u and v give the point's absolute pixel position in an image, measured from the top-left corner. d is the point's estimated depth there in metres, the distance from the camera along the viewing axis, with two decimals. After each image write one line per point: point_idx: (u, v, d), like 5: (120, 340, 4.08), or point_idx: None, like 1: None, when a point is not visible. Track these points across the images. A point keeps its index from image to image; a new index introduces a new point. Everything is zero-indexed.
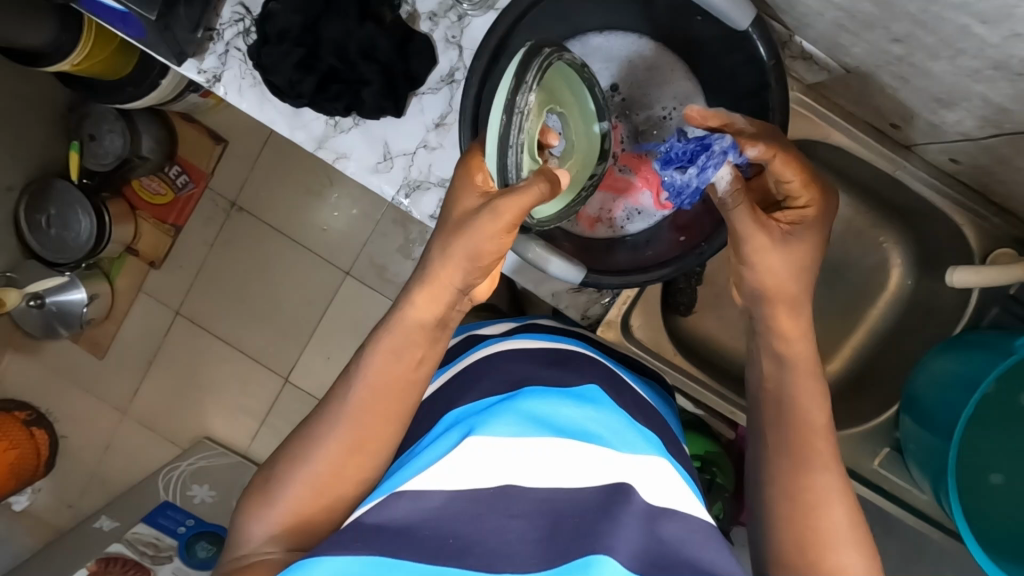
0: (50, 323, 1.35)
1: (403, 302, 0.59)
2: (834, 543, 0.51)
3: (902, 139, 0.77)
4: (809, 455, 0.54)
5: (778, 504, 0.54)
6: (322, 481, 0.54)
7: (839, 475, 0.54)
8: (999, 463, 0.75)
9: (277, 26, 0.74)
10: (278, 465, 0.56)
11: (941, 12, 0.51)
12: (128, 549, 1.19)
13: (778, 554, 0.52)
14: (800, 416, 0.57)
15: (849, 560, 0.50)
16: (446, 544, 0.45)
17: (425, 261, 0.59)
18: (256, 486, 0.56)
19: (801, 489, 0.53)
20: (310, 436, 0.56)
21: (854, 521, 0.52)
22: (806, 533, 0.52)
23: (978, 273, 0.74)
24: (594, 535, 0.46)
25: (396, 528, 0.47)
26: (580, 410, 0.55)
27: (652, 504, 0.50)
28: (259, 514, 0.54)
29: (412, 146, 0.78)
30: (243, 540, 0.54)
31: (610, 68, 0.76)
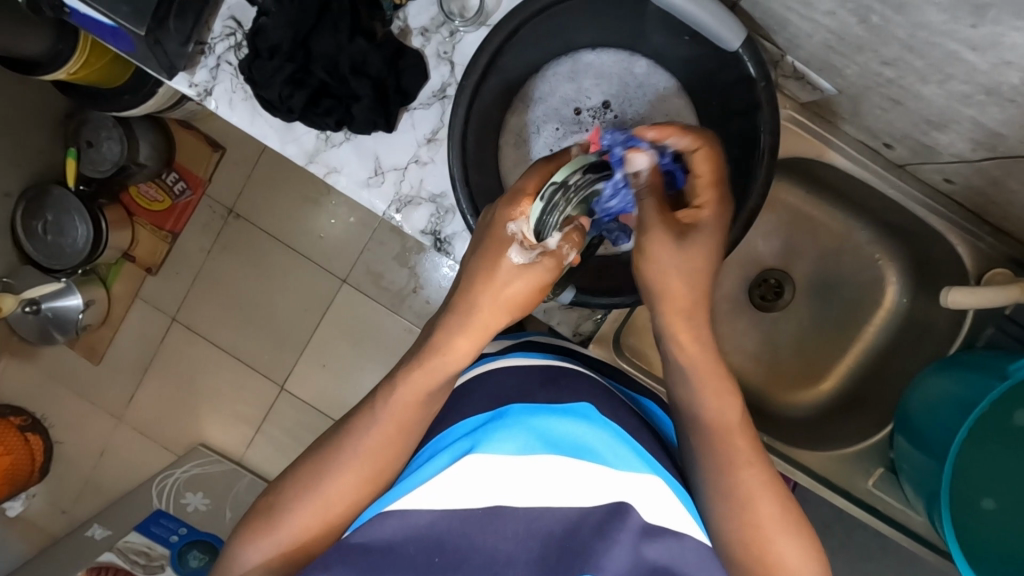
0: (45, 328, 1.34)
1: (443, 346, 0.57)
2: (773, 535, 0.53)
3: (895, 159, 0.77)
4: (728, 451, 0.56)
5: (711, 500, 0.55)
6: (325, 510, 0.55)
7: (761, 467, 0.55)
8: (992, 488, 0.75)
9: (269, 40, 0.73)
10: (281, 491, 0.56)
11: (930, 37, 0.51)
12: (120, 558, 1.18)
13: (724, 539, 0.54)
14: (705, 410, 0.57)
15: (787, 547, 0.53)
16: (433, 562, 0.47)
17: (467, 302, 0.56)
18: (260, 510, 0.56)
19: (730, 486, 0.54)
20: (321, 461, 0.56)
21: (784, 508, 0.54)
22: (748, 532, 0.53)
23: (972, 294, 0.73)
24: (580, 556, 0.47)
25: (385, 547, 0.48)
26: (574, 424, 0.52)
27: (651, 522, 0.49)
28: (263, 535, 0.54)
29: (403, 162, 0.77)
30: (247, 562, 0.54)
31: (601, 85, 0.74)
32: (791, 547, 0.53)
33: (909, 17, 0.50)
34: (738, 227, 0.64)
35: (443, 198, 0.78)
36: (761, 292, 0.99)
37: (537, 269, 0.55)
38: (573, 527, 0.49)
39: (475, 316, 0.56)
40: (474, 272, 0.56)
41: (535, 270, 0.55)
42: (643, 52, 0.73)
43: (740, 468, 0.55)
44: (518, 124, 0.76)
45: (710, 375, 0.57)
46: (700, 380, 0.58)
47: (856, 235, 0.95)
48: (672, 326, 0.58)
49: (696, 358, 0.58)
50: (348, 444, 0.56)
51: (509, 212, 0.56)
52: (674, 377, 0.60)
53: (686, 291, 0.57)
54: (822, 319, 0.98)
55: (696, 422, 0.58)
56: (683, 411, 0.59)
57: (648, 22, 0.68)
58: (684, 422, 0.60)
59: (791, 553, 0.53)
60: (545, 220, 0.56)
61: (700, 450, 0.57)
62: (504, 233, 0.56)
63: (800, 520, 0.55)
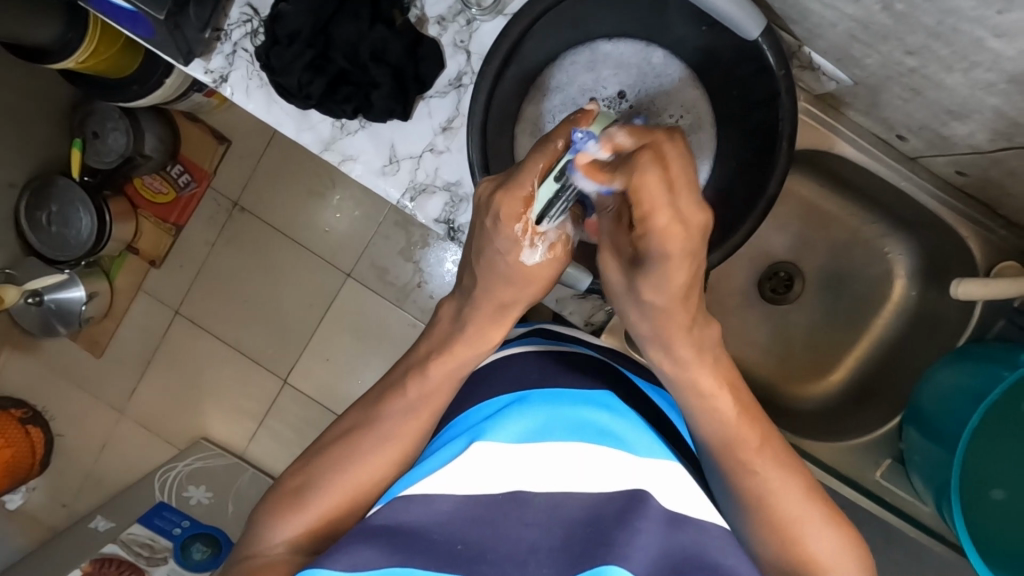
0: (48, 321, 1.33)
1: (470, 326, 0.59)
2: (803, 532, 0.54)
3: (909, 151, 0.78)
4: (744, 461, 0.55)
5: (733, 505, 0.56)
6: (355, 488, 0.55)
7: (779, 465, 0.55)
8: (1002, 480, 0.75)
9: (288, 27, 0.73)
10: (311, 472, 0.56)
11: (956, 24, 0.51)
12: (123, 550, 1.18)
13: (760, 545, 0.55)
14: (713, 425, 0.56)
15: (821, 539, 0.54)
16: (455, 550, 0.46)
17: (494, 302, 0.58)
18: (286, 491, 0.56)
19: (758, 494, 0.54)
20: (347, 446, 0.57)
21: (810, 500, 0.55)
22: (779, 535, 0.54)
23: (985, 286, 0.74)
24: (607, 542, 0.45)
25: (407, 532, 0.47)
26: (594, 412, 0.52)
27: (672, 510, 0.49)
28: (287, 517, 0.54)
29: (418, 150, 0.78)
30: (267, 541, 0.54)
31: (618, 75, 0.74)
32: (824, 543, 0.54)
33: (937, 4, 0.50)
34: (756, 214, 0.66)
35: (458, 187, 0.78)
36: (771, 286, 1.00)
37: (548, 264, 0.56)
38: (596, 516, 0.48)
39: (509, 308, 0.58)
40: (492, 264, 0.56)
41: (547, 261, 0.56)
42: (660, 43, 0.73)
43: (766, 472, 0.55)
44: (535, 113, 0.76)
45: (715, 390, 0.55)
46: (704, 399, 0.55)
47: (866, 229, 0.95)
48: (671, 343, 0.54)
49: (702, 374, 0.55)
50: (378, 425, 0.57)
51: (512, 218, 0.52)
52: (681, 403, 0.57)
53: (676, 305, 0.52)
54: (831, 313, 0.99)
55: (708, 438, 0.56)
56: (689, 425, 0.58)
57: (667, 11, 0.69)
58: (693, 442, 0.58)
59: (826, 549, 0.53)
60: (549, 216, 0.53)
61: (714, 461, 0.57)
62: (512, 237, 0.53)
63: (825, 504, 0.55)
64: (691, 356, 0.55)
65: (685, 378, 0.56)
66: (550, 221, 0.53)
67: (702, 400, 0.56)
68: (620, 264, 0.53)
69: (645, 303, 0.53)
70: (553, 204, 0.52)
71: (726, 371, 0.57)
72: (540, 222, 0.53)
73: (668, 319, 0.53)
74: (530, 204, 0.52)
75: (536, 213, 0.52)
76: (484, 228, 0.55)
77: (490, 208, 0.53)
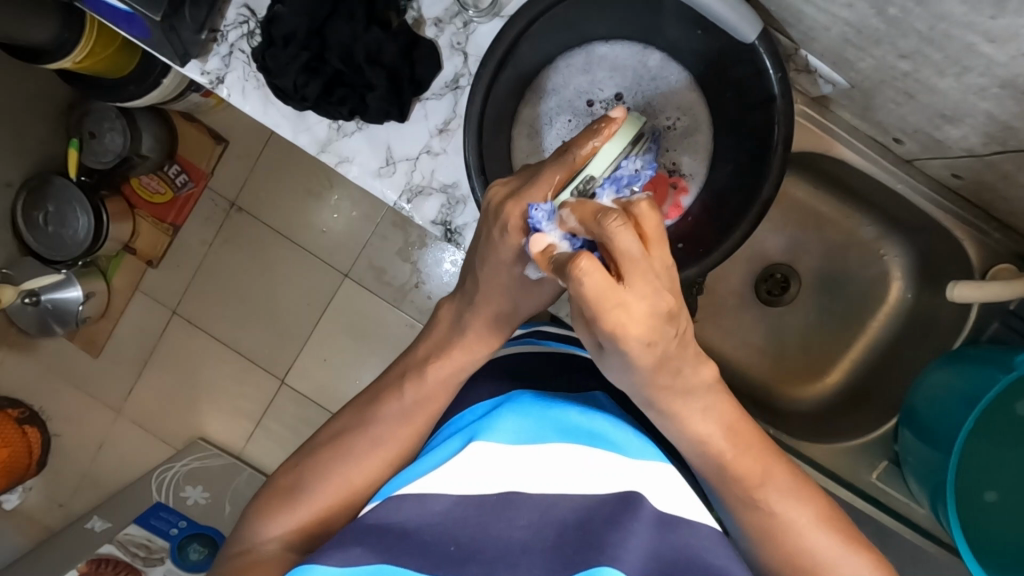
0: (44, 321, 1.32)
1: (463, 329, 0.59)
2: (824, 561, 0.51)
3: (904, 154, 0.78)
4: (752, 499, 0.52)
5: (748, 539, 0.53)
6: (348, 488, 0.55)
7: (789, 494, 0.52)
8: (995, 481, 0.76)
9: (284, 29, 0.74)
10: (304, 470, 0.57)
11: (949, 29, 0.51)
12: (119, 550, 1.18)
13: (778, 575, 0.52)
14: (712, 470, 0.52)
15: (842, 565, 0.51)
16: (448, 551, 0.46)
17: (491, 306, 0.58)
18: (280, 489, 0.56)
19: (772, 526, 0.52)
20: (339, 445, 0.57)
21: (828, 524, 0.52)
22: (796, 566, 0.51)
23: (979, 288, 0.74)
24: (600, 543, 0.45)
25: (399, 532, 0.47)
26: (586, 416, 0.53)
27: (664, 511, 0.49)
28: (278, 516, 0.55)
29: (414, 152, 0.78)
30: (258, 539, 0.54)
31: (614, 77, 0.74)
32: (847, 564, 0.51)
33: (929, 9, 0.51)
34: (751, 217, 0.65)
35: (455, 188, 0.78)
36: (767, 287, 1.01)
37: (552, 277, 0.57)
38: (590, 517, 0.47)
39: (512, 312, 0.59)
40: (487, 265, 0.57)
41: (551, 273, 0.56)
42: (656, 45, 0.73)
43: (778, 502, 0.52)
44: (531, 115, 0.76)
45: (716, 434, 0.51)
46: (703, 446, 0.51)
47: (862, 232, 0.95)
48: (656, 398, 0.48)
49: (699, 422, 0.50)
50: (371, 427, 0.57)
51: (522, 230, 0.53)
52: (678, 446, 0.53)
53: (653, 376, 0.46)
54: (827, 315, 0.99)
55: (716, 477, 0.52)
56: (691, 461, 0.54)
57: (664, 13, 0.69)
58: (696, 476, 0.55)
59: (849, 570, 0.51)
60: None
61: (721, 497, 0.53)
62: (520, 246, 0.54)
63: (844, 527, 0.53)
64: (690, 406, 0.50)
65: (688, 431, 0.51)
66: None
67: (706, 449, 0.51)
68: (602, 321, 0.48)
69: (635, 366, 0.47)
70: None
71: (722, 406, 0.51)
72: None
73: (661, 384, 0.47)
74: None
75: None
76: (491, 238, 0.55)
77: (500, 217, 0.54)
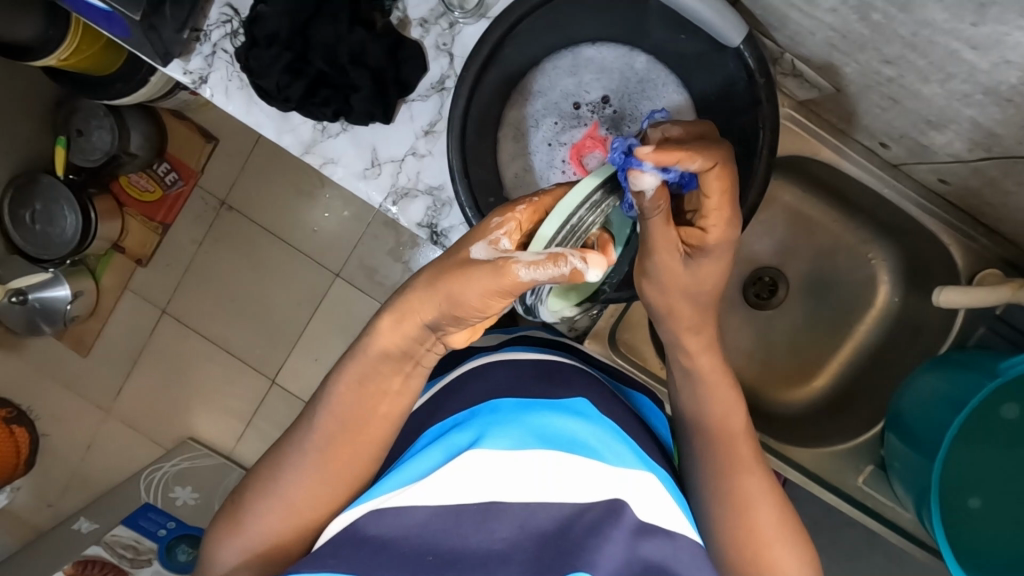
0: (32, 321, 1.30)
1: (379, 333, 0.54)
2: (770, 542, 0.54)
3: (891, 159, 0.78)
4: (737, 456, 0.57)
5: (709, 497, 0.57)
6: (291, 513, 0.53)
7: (764, 475, 0.57)
8: (978, 488, 0.76)
9: (266, 29, 0.73)
10: (248, 493, 0.55)
11: (932, 36, 0.51)
12: (106, 551, 1.18)
13: (724, 549, 0.55)
14: (709, 417, 0.60)
15: (782, 555, 0.54)
16: (425, 560, 0.45)
17: (412, 294, 0.53)
18: (229, 511, 0.55)
19: (730, 492, 0.56)
20: (277, 465, 0.54)
21: (783, 515, 0.56)
22: (747, 540, 0.55)
23: (966, 293, 0.74)
24: (578, 551, 0.45)
25: (377, 544, 0.47)
26: (566, 421, 0.52)
27: (643, 520, 0.49)
28: (227, 539, 0.53)
29: (400, 154, 0.77)
30: (212, 561, 0.54)
31: (601, 79, 0.74)
32: (785, 553, 0.55)
33: (912, 15, 0.50)
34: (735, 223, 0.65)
35: (440, 191, 0.77)
36: (755, 290, 1.00)
37: (493, 274, 0.48)
38: (568, 528, 0.47)
39: (421, 308, 0.52)
40: (434, 265, 0.52)
41: (488, 273, 0.48)
42: (642, 48, 0.73)
43: (744, 474, 0.57)
44: (517, 117, 0.75)
45: (718, 382, 0.60)
46: (710, 386, 0.60)
47: (851, 235, 0.95)
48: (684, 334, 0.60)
49: (707, 362, 0.61)
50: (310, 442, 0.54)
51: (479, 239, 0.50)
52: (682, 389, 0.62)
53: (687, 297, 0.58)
54: (815, 318, 0.99)
55: (701, 430, 0.60)
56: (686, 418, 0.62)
57: (649, 16, 0.69)
58: (685, 435, 0.62)
59: (784, 562, 0.54)
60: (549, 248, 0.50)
61: (704, 455, 0.59)
62: (488, 224, 0.51)
63: (799, 531, 0.56)
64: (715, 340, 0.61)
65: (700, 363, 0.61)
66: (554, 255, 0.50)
67: (713, 396, 0.60)
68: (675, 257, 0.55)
69: (693, 278, 0.57)
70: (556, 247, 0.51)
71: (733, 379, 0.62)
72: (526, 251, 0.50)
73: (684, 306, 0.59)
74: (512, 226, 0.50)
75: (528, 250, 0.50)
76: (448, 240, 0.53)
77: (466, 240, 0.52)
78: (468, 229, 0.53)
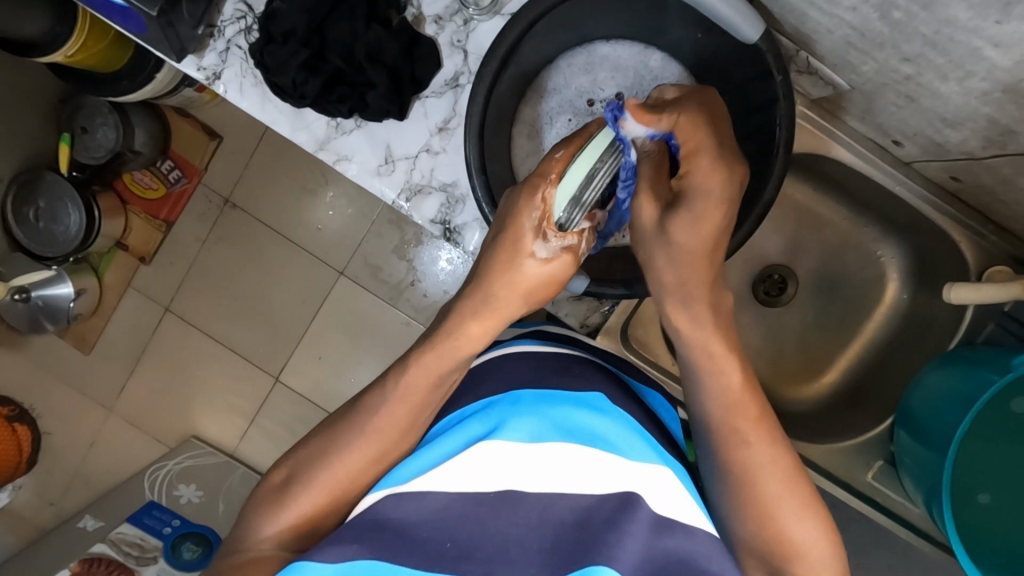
0: (35, 319, 1.30)
1: (455, 330, 0.56)
2: (784, 514, 0.53)
3: (902, 156, 0.78)
4: (740, 428, 0.55)
5: (720, 477, 0.56)
6: (336, 485, 0.54)
7: (771, 443, 0.55)
8: (988, 484, 0.77)
9: (283, 26, 0.73)
10: (293, 469, 0.56)
11: (953, 34, 0.52)
12: (111, 549, 1.17)
13: (741, 525, 0.54)
14: (716, 394, 0.56)
15: (801, 526, 0.53)
16: (444, 548, 0.46)
17: (482, 292, 0.56)
18: (271, 487, 0.56)
19: (737, 465, 0.54)
20: (326, 443, 0.56)
21: (795, 483, 0.54)
22: (758, 512, 0.53)
23: (977, 290, 0.75)
24: (597, 543, 0.45)
25: (397, 527, 0.47)
26: (585, 414, 0.53)
27: (662, 514, 0.49)
28: (268, 516, 0.54)
29: (414, 150, 0.77)
30: (250, 539, 0.54)
31: (616, 76, 0.75)
32: (802, 525, 0.53)
33: (934, 13, 0.51)
34: (751, 220, 0.65)
35: (454, 187, 0.77)
36: (765, 288, 1.01)
37: (559, 263, 0.56)
38: (587, 518, 0.48)
39: (493, 301, 0.56)
40: (493, 261, 0.56)
41: (554, 265, 0.56)
42: (657, 46, 0.74)
43: (749, 446, 0.55)
44: (533, 114, 0.76)
45: (721, 359, 0.56)
46: (715, 367, 0.56)
47: (859, 233, 0.96)
48: (690, 298, 0.57)
49: (714, 337, 0.57)
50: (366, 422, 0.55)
51: (530, 208, 0.55)
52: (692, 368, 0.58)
53: (688, 268, 0.57)
54: (823, 315, 1.00)
55: (715, 403, 0.56)
56: (693, 394, 0.59)
57: (665, 14, 0.69)
58: (694, 414, 0.59)
59: (806, 532, 0.53)
60: (570, 212, 0.55)
61: (708, 428, 0.57)
62: (525, 215, 0.55)
63: (815, 498, 0.54)
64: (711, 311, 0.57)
65: (694, 335, 0.57)
66: (569, 222, 0.55)
67: (720, 367, 0.56)
68: (655, 205, 0.58)
69: (675, 246, 0.57)
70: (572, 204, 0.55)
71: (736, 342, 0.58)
72: (558, 217, 0.55)
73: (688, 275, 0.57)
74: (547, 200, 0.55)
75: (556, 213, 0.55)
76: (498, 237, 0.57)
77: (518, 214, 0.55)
78: (509, 215, 0.56)
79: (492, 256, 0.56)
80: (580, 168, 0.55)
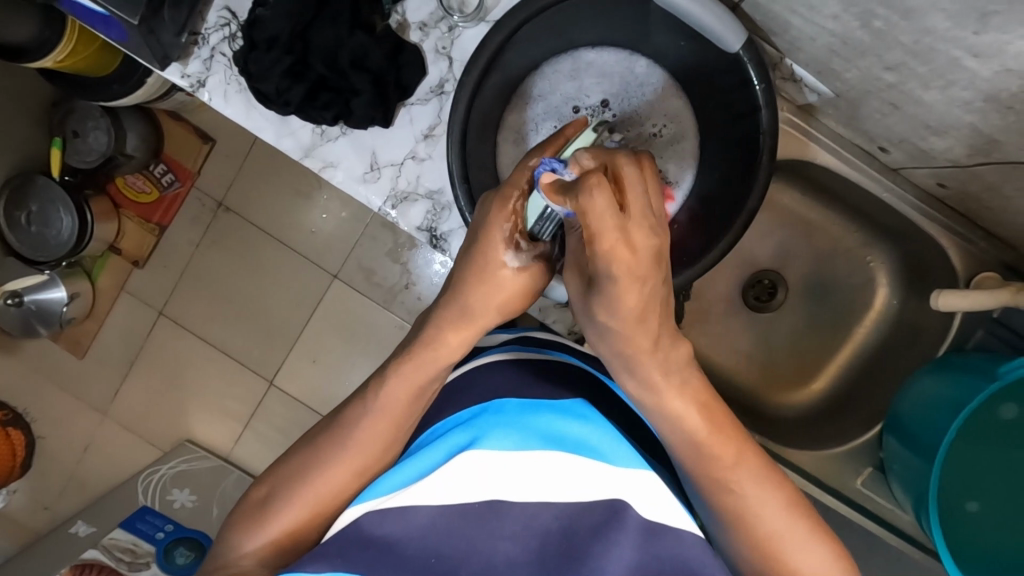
0: (28, 323, 1.30)
1: (434, 340, 0.57)
2: (786, 546, 0.52)
3: (891, 162, 0.78)
4: (726, 477, 0.53)
5: (720, 520, 0.55)
6: (317, 501, 0.54)
7: (759, 481, 0.53)
8: (977, 493, 0.76)
9: (266, 33, 0.72)
10: (274, 484, 0.56)
11: (932, 43, 0.52)
12: (103, 555, 1.18)
13: (747, 562, 0.54)
14: (685, 442, 0.54)
15: (803, 554, 0.52)
16: (429, 563, 0.46)
17: (459, 303, 0.57)
18: (252, 502, 0.56)
19: (731, 508, 0.53)
20: (309, 459, 0.56)
21: (792, 512, 0.53)
22: (760, 547, 0.53)
23: (965, 297, 0.74)
24: (583, 557, 0.46)
25: (379, 544, 0.47)
26: (570, 421, 0.52)
27: (651, 519, 0.49)
28: (249, 532, 0.54)
29: (400, 157, 0.77)
30: (228, 555, 0.53)
31: (602, 83, 0.74)
32: (802, 551, 0.52)
33: (914, 23, 0.51)
34: (735, 228, 0.64)
35: (440, 195, 0.77)
36: (755, 293, 1.01)
37: (529, 276, 0.57)
38: (574, 528, 0.48)
39: (469, 314, 0.57)
40: (468, 271, 0.57)
41: (526, 275, 0.57)
42: (642, 52, 0.73)
43: (738, 487, 0.53)
44: (518, 121, 0.75)
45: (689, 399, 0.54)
46: (681, 413, 0.54)
47: (850, 238, 0.95)
48: (637, 365, 0.53)
49: (673, 397, 0.53)
50: (349, 438, 0.56)
51: (500, 220, 0.56)
52: (654, 416, 0.55)
53: (636, 327, 0.51)
54: (815, 321, 0.99)
55: (698, 465, 0.54)
56: (666, 441, 0.56)
57: (649, 21, 0.69)
58: (670, 454, 0.57)
59: (807, 558, 0.52)
60: (543, 222, 0.56)
61: (689, 473, 0.55)
62: (498, 230, 0.56)
63: (814, 520, 0.54)
64: (692, 372, 0.54)
65: (670, 397, 0.54)
66: (542, 232, 0.57)
67: (679, 410, 0.54)
68: (595, 251, 0.52)
69: (621, 309, 0.51)
70: (546, 213, 0.56)
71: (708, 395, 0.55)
72: (530, 228, 0.56)
73: (631, 341, 0.52)
74: (517, 213, 0.56)
75: (529, 224, 0.56)
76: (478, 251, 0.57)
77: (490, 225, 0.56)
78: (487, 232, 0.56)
79: (468, 268, 0.57)
80: (553, 180, 0.56)
